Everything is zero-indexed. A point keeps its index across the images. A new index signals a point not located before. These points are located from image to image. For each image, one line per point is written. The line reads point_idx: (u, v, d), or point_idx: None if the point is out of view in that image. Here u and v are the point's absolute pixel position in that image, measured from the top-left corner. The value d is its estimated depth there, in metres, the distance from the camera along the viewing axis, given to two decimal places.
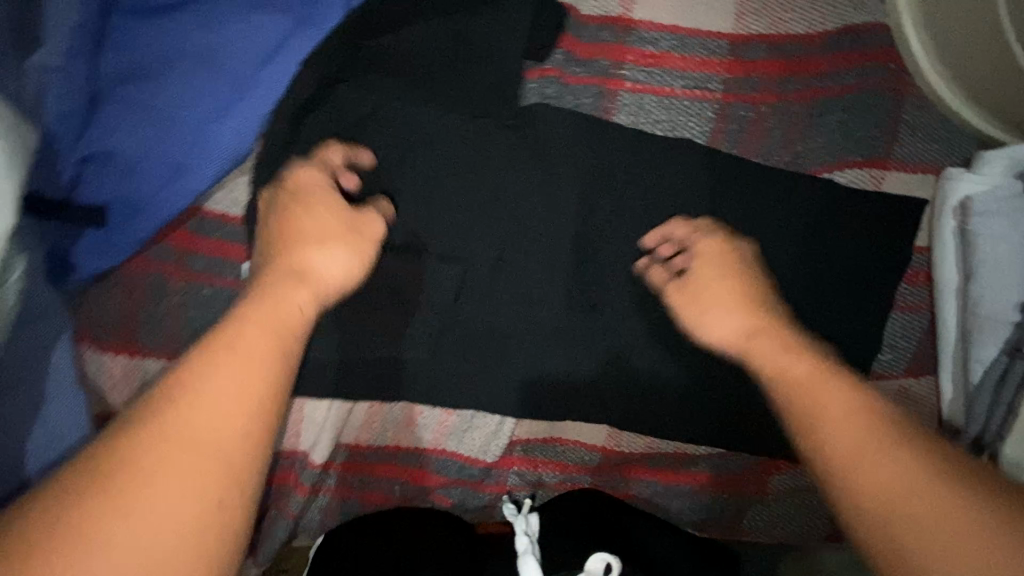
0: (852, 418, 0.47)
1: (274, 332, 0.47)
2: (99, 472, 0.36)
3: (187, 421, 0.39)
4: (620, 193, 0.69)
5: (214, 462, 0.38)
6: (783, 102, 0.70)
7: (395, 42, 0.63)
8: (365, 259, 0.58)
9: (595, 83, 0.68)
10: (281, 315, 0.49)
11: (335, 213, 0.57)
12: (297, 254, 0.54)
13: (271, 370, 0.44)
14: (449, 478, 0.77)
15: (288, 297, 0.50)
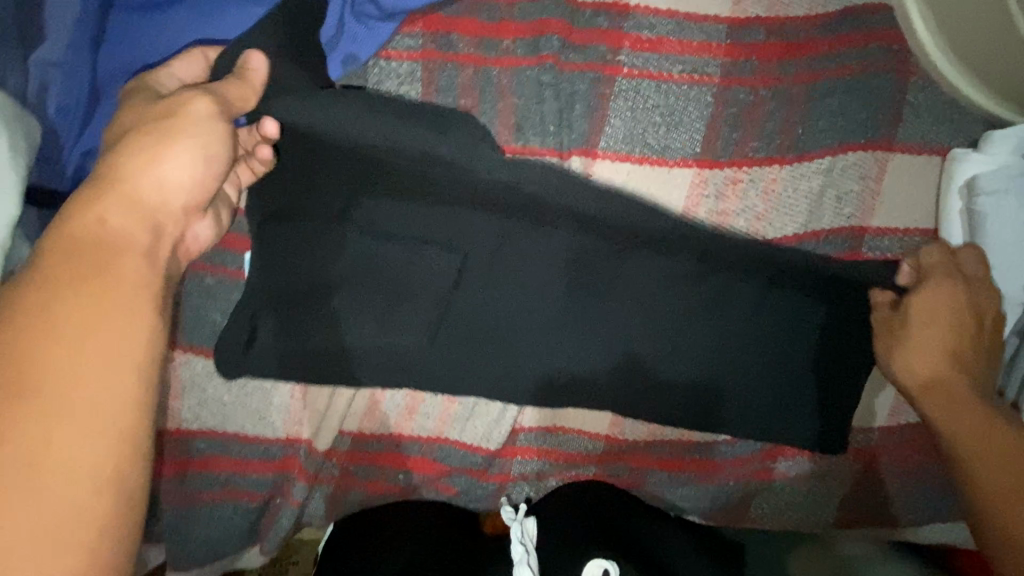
0: (988, 429, 0.61)
1: (95, 252, 0.42)
2: None
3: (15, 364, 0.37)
4: (622, 179, 0.69)
5: (60, 403, 0.37)
6: (783, 86, 0.69)
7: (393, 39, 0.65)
8: (196, 148, 0.49)
9: (592, 69, 0.67)
10: (109, 234, 0.44)
11: (158, 112, 0.49)
12: (114, 177, 0.46)
13: (121, 304, 0.41)
14: (453, 465, 0.77)
15: (83, 212, 0.44)
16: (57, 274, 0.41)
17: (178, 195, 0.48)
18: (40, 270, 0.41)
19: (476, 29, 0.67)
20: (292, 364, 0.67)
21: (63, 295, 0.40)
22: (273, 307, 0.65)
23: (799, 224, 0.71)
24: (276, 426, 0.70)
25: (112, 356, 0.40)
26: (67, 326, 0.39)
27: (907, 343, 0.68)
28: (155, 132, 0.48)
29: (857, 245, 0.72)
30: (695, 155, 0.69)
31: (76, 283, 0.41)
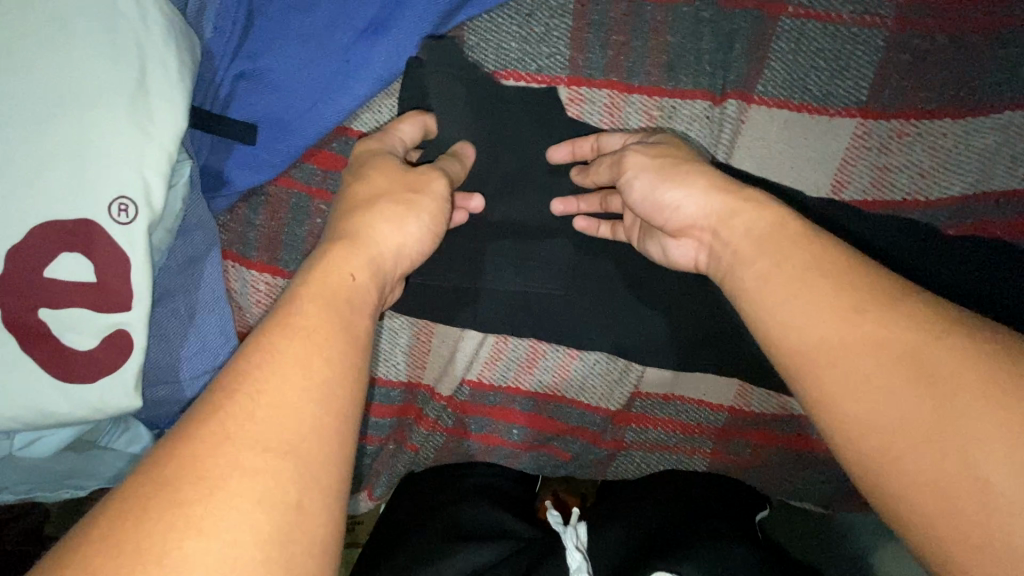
0: (883, 377, 0.39)
1: (339, 302, 0.45)
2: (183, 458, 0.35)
3: (265, 397, 0.38)
4: (777, 127, 0.65)
5: (286, 443, 0.37)
6: (962, 31, 0.63)
7: None
8: (429, 220, 0.53)
9: (753, 6, 0.62)
10: (351, 291, 0.46)
11: (394, 166, 0.54)
12: (363, 219, 0.50)
13: (343, 343, 0.42)
14: (568, 425, 0.74)
15: (339, 265, 0.47)
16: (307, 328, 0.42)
17: (410, 255, 0.53)
18: (288, 321, 0.42)
19: None
20: (425, 302, 0.66)
21: (301, 339, 0.41)
22: None
23: (968, 183, 0.65)
24: (398, 368, 0.69)
25: (314, 399, 0.39)
26: (300, 366, 0.40)
27: (651, 194, 0.55)
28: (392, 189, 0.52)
29: None
30: (860, 104, 0.64)
31: (315, 330, 0.42)
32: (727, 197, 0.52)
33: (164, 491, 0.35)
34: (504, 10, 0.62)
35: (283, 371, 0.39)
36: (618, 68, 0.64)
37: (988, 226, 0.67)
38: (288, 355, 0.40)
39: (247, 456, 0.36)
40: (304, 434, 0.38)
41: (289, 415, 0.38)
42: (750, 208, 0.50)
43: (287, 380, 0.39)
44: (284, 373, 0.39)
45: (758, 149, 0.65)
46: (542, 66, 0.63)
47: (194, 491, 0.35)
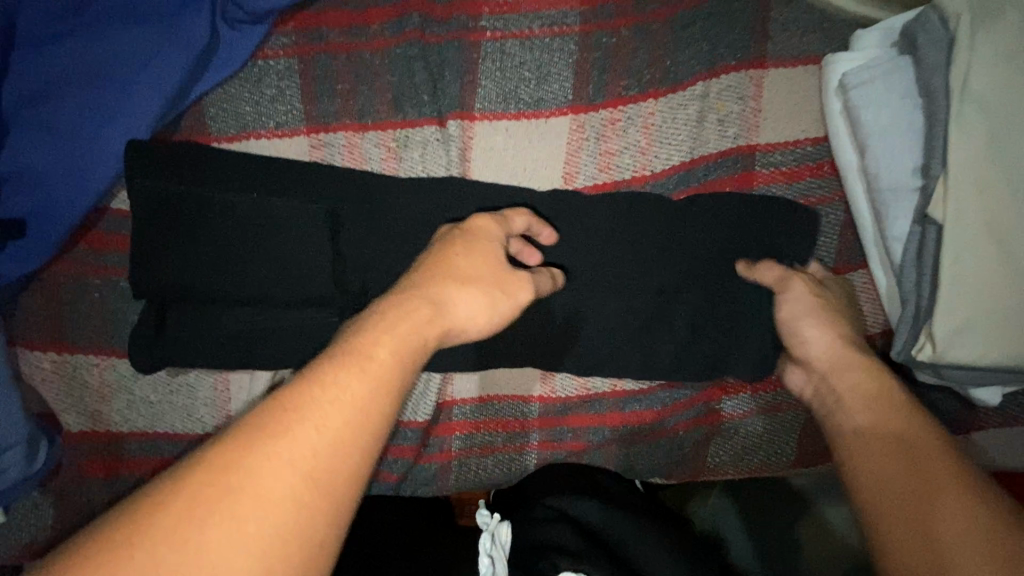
0: (907, 450, 0.55)
1: (400, 356, 0.46)
2: (223, 470, 0.37)
3: (323, 422, 0.40)
4: (503, 135, 0.71)
5: (317, 494, 0.38)
6: (643, 22, 0.71)
7: (268, 42, 0.70)
8: (508, 302, 0.55)
9: (455, 38, 0.71)
10: (413, 333, 0.47)
11: (493, 267, 0.55)
12: (438, 286, 0.52)
13: (388, 389, 0.44)
14: (388, 447, 0.77)
15: (410, 322, 0.48)
16: (367, 369, 0.43)
17: (476, 329, 0.53)
18: (352, 362, 0.43)
19: (342, 19, 0.71)
20: (197, 353, 0.67)
21: (363, 373, 0.43)
22: (165, 305, 0.66)
23: (685, 152, 0.72)
24: (203, 421, 0.71)
25: (348, 455, 0.40)
26: (349, 409, 0.41)
27: (796, 317, 0.68)
28: (472, 275, 0.54)
29: (750, 162, 0.72)
30: (569, 103, 0.71)
31: (380, 374, 0.44)
32: (846, 352, 0.65)
33: (181, 510, 0.36)
34: (235, 81, 0.70)
35: (337, 406, 0.41)
36: (349, 112, 0.71)
37: (714, 184, 0.73)
38: (350, 388, 0.42)
39: (260, 500, 0.37)
40: (330, 476, 0.39)
41: (342, 454, 0.40)
42: (864, 373, 0.63)
43: (330, 412, 0.41)
44: (343, 409, 0.41)
45: (491, 157, 0.72)
46: (279, 122, 0.71)
47: (219, 508, 0.36)
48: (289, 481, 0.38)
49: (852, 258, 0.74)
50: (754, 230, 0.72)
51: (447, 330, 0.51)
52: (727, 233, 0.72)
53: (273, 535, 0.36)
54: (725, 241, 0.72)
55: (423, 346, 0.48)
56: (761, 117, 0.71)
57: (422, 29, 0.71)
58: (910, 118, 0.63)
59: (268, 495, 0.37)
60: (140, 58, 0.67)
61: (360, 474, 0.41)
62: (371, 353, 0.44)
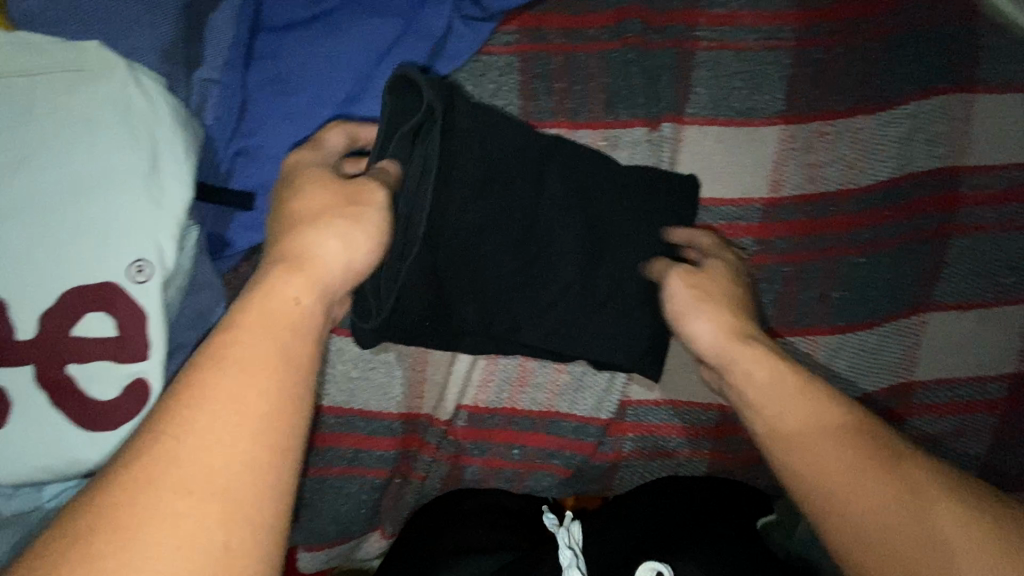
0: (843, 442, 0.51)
1: (278, 331, 0.42)
2: (100, 507, 0.35)
3: (204, 439, 0.37)
4: (711, 140, 0.73)
5: (212, 497, 0.36)
6: (856, 42, 0.73)
7: (494, 40, 0.73)
8: (372, 233, 0.51)
9: (672, 46, 0.73)
10: (291, 309, 0.44)
11: (333, 199, 0.51)
12: (297, 240, 0.48)
13: (274, 368, 0.40)
14: (566, 440, 0.78)
15: (280, 293, 0.44)
16: (244, 370, 0.40)
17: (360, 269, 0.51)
18: (227, 360, 0.40)
19: (564, 22, 0.74)
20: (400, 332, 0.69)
21: (240, 371, 0.39)
22: None
23: (893, 168, 0.72)
24: (399, 400, 0.74)
25: (231, 457, 0.37)
26: (246, 408, 0.39)
27: (691, 308, 0.64)
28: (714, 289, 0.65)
29: (955, 184, 0.72)
30: (779, 112, 0.73)
31: (253, 363, 0.40)
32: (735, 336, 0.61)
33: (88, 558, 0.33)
34: (461, 74, 0.73)
35: (211, 409, 0.38)
36: (564, 111, 0.73)
37: (922, 202, 0.72)
38: (223, 391, 0.38)
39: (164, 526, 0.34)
40: (224, 482, 0.36)
41: (219, 463, 0.37)
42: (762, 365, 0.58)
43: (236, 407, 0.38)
44: (227, 415, 0.38)
45: (698, 161, 0.73)
46: None
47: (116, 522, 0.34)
48: (186, 503, 0.35)
49: None
50: (962, 248, 0.73)
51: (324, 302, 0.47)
52: (932, 250, 0.73)
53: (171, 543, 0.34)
54: (930, 258, 0.73)
55: (314, 316, 0.45)
56: (972, 140, 0.72)
57: (643, 36, 0.73)
58: None
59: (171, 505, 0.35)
60: (381, 46, 0.70)
61: (263, 473, 0.38)
62: (247, 346, 0.40)
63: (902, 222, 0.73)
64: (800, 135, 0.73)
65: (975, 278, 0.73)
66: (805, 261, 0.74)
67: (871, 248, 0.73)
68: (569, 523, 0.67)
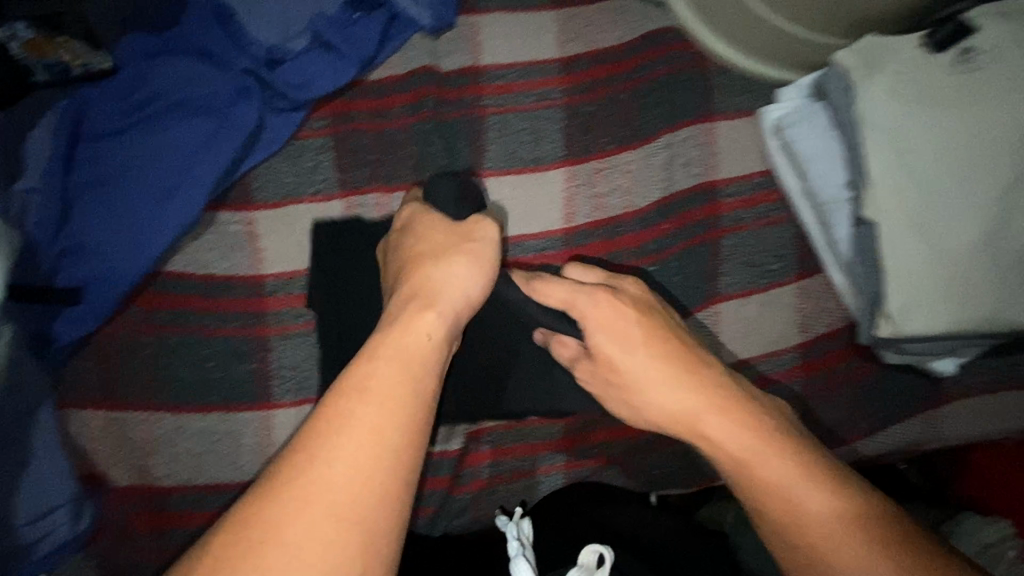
0: (828, 516, 0.58)
1: (408, 360, 0.55)
2: (249, 529, 0.44)
3: (325, 467, 0.47)
4: (509, 186, 0.85)
5: (357, 522, 0.46)
6: (614, 95, 0.89)
7: (307, 127, 0.83)
8: (487, 263, 0.65)
9: (463, 114, 0.86)
10: (410, 341, 0.56)
11: (451, 229, 0.68)
12: (418, 275, 0.63)
13: (402, 403, 0.51)
14: (424, 479, 0.81)
15: (417, 328, 0.57)
16: (379, 402, 0.51)
17: (471, 290, 0.63)
18: (363, 386, 0.51)
19: (369, 105, 0.85)
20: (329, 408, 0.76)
21: (360, 419, 0.49)
22: (237, 360, 0.75)
23: (661, 189, 0.86)
24: (245, 469, 0.74)
25: (369, 479, 0.47)
26: (376, 431, 0.49)
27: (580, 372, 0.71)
28: (636, 343, 0.67)
29: (714, 196, 0.86)
30: (562, 157, 0.86)
31: (394, 387, 0.52)
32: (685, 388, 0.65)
33: (223, 558, 0.43)
34: (279, 157, 0.81)
35: (334, 447, 0.48)
36: (378, 178, 0.83)
37: (689, 214, 0.86)
38: (355, 428, 0.49)
39: (293, 539, 0.44)
40: (369, 495, 0.47)
41: (344, 480, 0.47)
42: (718, 412, 0.63)
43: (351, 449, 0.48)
44: (355, 449, 0.48)
45: (502, 205, 0.84)
46: (318, 189, 0.81)
47: (260, 558, 0.43)
48: (332, 508, 0.46)
49: (810, 265, 0.87)
50: (734, 245, 0.86)
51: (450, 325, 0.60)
52: (709, 251, 0.85)
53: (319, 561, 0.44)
54: (710, 258, 0.85)
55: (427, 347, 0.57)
56: (722, 157, 0.87)
57: (438, 109, 0.86)
58: (833, 147, 0.80)
59: (325, 499, 0.46)
60: (199, 140, 0.77)
61: (398, 497, 0.48)
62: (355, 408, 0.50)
63: (679, 231, 0.86)
64: (582, 173, 0.86)
65: (748, 267, 0.86)
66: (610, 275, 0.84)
67: (660, 256, 0.85)
68: (519, 522, 0.71)
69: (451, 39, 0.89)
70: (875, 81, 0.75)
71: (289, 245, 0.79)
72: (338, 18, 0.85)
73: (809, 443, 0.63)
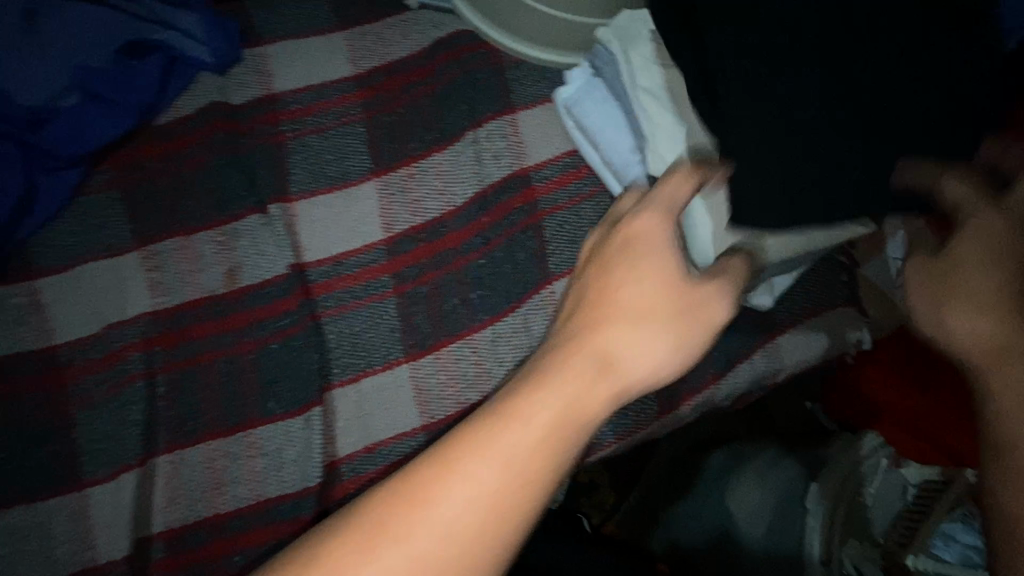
0: None
1: (605, 369, 0.49)
2: (440, 459, 0.44)
3: (494, 455, 0.43)
4: (320, 206, 0.83)
5: (478, 526, 0.42)
6: (415, 101, 0.90)
7: (89, 184, 0.79)
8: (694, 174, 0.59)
9: (261, 144, 0.85)
10: (624, 354, 0.50)
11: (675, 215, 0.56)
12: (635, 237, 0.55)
13: (556, 433, 0.45)
14: (280, 524, 0.73)
15: (631, 287, 0.53)
16: (566, 399, 0.46)
17: (670, 285, 0.54)
18: (534, 381, 0.47)
19: (157, 150, 0.82)
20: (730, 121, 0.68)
21: (527, 420, 0.45)
22: (43, 440, 0.69)
23: (475, 184, 0.88)
24: (63, 560, 0.67)
25: (506, 472, 0.43)
26: (506, 459, 0.43)
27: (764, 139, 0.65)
28: (953, 296, 0.54)
29: (528, 181, 0.89)
30: (370, 171, 0.86)
31: (582, 382, 0.48)
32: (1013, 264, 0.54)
33: (400, 490, 0.43)
34: (60, 220, 0.77)
35: (536, 417, 0.45)
36: (176, 221, 0.79)
37: (507, 202, 0.88)
38: (535, 404, 0.46)
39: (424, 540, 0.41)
40: (512, 505, 0.43)
41: (483, 470, 0.43)
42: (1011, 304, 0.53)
43: (506, 449, 0.44)
44: (494, 462, 0.43)
45: (316, 226, 0.83)
46: (109, 244, 0.77)
47: (431, 504, 0.42)
48: (461, 516, 0.42)
49: None
50: (561, 221, 0.87)
51: (683, 339, 0.53)
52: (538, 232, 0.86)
53: (451, 541, 0.41)
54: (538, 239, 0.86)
55: (664, 239, 0.55)
56: (526, 144, 0.90)
57: (233, 143, 0.84)
58: (619, 118, 0.84)
59: (479, 482, 0.43)
60: None
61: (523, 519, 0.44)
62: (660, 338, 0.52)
63: (501, 220, 0.87)
64: (394, 180, 0.86)
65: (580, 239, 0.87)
66: (440, 274, 0.84)
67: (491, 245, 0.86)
68: None
69: (241, 71, 0.88)
70: (636, 57, 0.79)
71: (82, 308, 0.74)
72: (110, 66, 0.83)
73: None
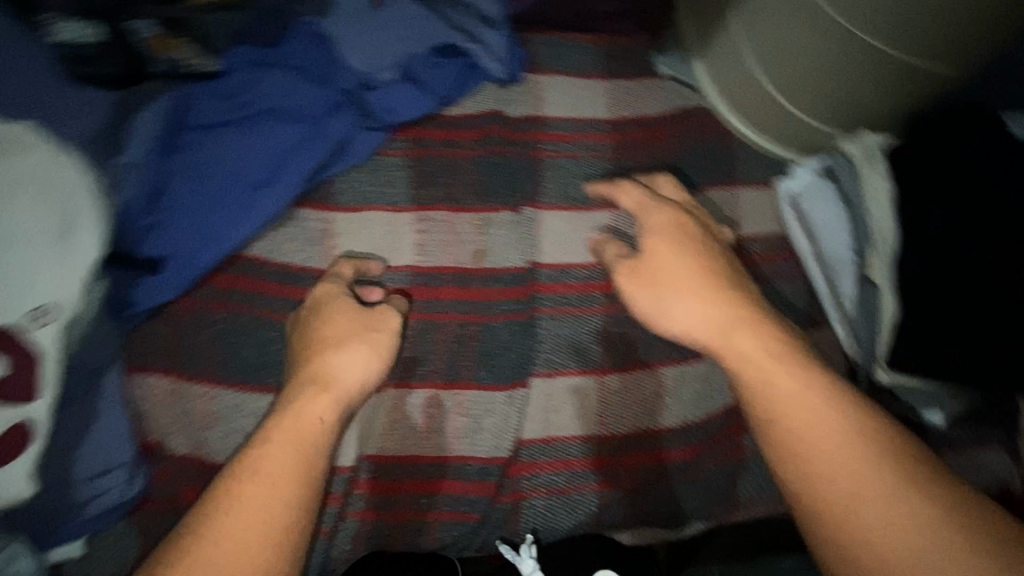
0: (869, 476, 0.61)
1: (301, 448, 0.65)
2: (204, 506, 0.61)
3: (240, 499, 0.61)
4: (562, 219, 0.94)
5: (242, 552, 0.58)
6: (655, 155, 1.02)
7: (387, 148, 0.92)
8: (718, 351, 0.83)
9: (525, 153, 0.97)
10: (298, 423, 0.67)
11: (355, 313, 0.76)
12: (326, 359, 0.72)
13: (299, 482, 0.63)
14: (468, 481, 0.85)
15: (309, 375, 0.71)
16: (269, 467, 0.63)
17: (366, 373, 0.73)
18: (256, 462, 0.63)
19: (444, 135, 0.95)
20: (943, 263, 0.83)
21: (253, 481, 0.62)
22: None
23: None
24: None
25: (264, 513, 0.60)
26: (264, 495, 0.61)
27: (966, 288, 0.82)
28: (673, 287, 0.76)
29: (739, 249, 0.99)
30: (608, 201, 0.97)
31: (286, 467, 0.63)
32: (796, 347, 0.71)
33: (200, 523, 0.60)
34: (360, 169, 0.89)
35: (251, 488, 0.61)
36: (446, 198, 0.91)
37: None
38: (250, 487, 0.62)
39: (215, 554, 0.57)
40: (278, 535, 0.60)
41: (265, 514, 0.60)
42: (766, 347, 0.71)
43: (254, 505, 0.61)
44: (257, 491, 0.61)
45: (555, 236, 0.93)
46: (393, 200, 0.89)
47: (199, 547, 0.58)
48: (276, 519, 0.61)
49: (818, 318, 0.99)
50: (758, 292, 0.98)
51: (380, 358, 0.73)
52: None
53: (260, 533, 0.59)
54: None
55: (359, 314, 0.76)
56: (742, 218, 1.01)
57: (505, 147, 0.96)
58: (842, 218, 0.95)
59: (260, 526, 0.60)
60: (292, 142, 0.85)
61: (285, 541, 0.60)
62: (780, 369, 0.69)
63: None
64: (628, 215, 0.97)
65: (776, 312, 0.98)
66: None
67: None
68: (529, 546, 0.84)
69: (518, 90, 1.02)
70: (875, 173, 0.90)
71: (361, 246, 0.86)
72: (424, 57, 0.96)
73: (826, 379, 0.68)
